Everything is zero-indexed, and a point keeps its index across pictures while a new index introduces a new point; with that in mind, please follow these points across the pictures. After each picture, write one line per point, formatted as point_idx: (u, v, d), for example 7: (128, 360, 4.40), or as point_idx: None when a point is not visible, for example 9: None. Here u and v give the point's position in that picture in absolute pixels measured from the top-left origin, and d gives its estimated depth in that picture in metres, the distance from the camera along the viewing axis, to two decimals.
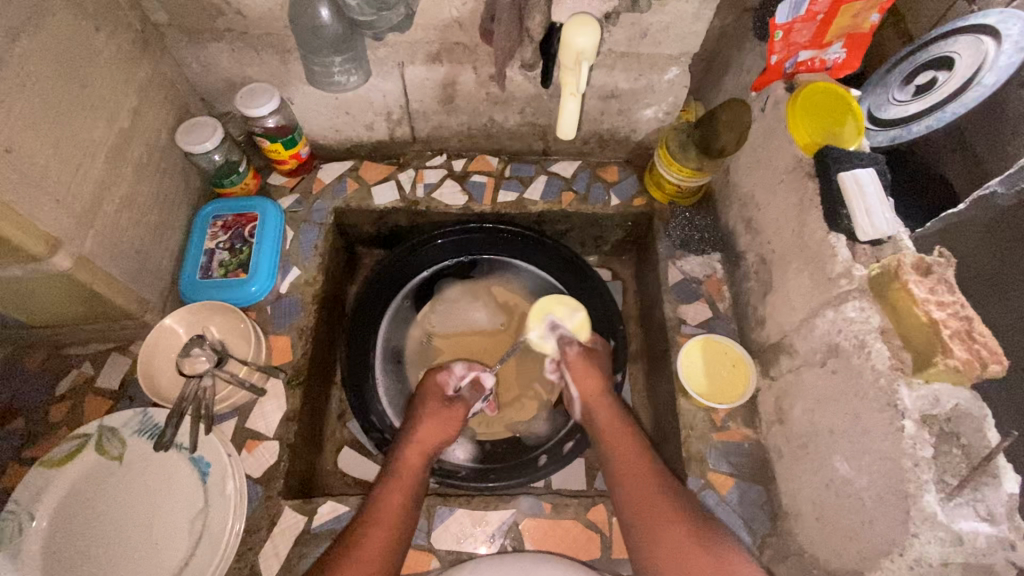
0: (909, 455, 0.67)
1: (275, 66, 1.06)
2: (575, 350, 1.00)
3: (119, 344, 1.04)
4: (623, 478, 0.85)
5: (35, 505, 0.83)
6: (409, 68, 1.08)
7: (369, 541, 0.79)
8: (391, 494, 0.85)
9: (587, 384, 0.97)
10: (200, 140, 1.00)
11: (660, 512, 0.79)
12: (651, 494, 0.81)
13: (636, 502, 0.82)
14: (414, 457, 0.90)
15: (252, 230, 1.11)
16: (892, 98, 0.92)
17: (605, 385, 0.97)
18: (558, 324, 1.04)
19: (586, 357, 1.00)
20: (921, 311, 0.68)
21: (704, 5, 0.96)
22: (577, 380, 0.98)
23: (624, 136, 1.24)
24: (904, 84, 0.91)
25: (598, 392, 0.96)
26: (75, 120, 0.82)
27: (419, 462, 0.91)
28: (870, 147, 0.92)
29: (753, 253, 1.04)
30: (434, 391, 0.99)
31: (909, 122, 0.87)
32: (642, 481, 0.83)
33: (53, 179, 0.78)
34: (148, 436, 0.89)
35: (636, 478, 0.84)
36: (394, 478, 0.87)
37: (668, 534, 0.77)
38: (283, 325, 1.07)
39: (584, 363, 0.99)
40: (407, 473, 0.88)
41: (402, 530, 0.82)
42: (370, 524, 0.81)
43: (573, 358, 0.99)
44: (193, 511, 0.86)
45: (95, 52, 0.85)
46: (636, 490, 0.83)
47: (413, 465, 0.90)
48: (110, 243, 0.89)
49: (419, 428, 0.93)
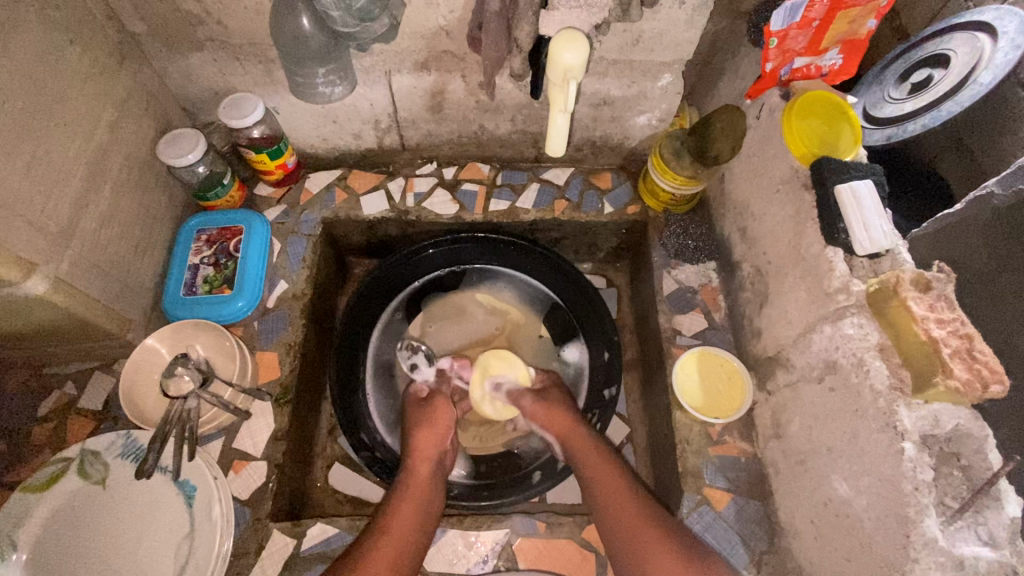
0: (909, 478, 0.66)
1: (259, 75, 1.03)
2: (530, 401, 1.02)
3: (103, 363, 1.01)
4: (603, 500, 0.86)
5: (18, 534, 0.80)
6: (397, 77, 1.05)
7: (382, 548, 0.79)
8: (404, 502, 0.86)
9: (558, 421, 0.99)
10: (182, 152, 0.97)
11: (642, 531, 0.80)
12: (636, 517, 0.82)
13: (620, 522, 0.83)
14: (419, 466, 0.93)
15: (237, 244, 1.08)
16: (888, 96, 0.90)
17: (573, 416, 0.99)
18: (499, 381, 1.07)
19: (544, 400, 1.02)
20: (921, 329, 0.67)
21: (698, 12, 0.93)
22: (546, 424, 1.00)
23: (617, 143, 1.22)
24: (900, 81, 0.89)
25: (568, 424, 0.98)
26: (49, 139, 0.79)
27: (428, 469, 0.93)
28: (866, 145, 0.90)
29: (749, 263, 1.02)
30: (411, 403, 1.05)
31: (904, 119, 0.86)
32: (622, 500, 0.85)
33: (25, 200, 0.75)
34: (132, 460, 0.87)
35: (617, 500, 0.85)
36: (404, 486, 0.89)
37: (658, 558, 0.77)
38: (270, 341, 1.04)
39: (543, 406, 1.01)
40: (417, 480, 0.91)
41: (417, 537, 0.82)
42: (383, 533, 0.81)
43: (529, 407, 1.02)
44: (179, 536, 0.84)
45: (68, 66, 0.82)
46: (618, 510, 0.84)
47: (423, 473, 0.92)
48: (89, 263, 0.87)
49: (414, 437, 0.97)
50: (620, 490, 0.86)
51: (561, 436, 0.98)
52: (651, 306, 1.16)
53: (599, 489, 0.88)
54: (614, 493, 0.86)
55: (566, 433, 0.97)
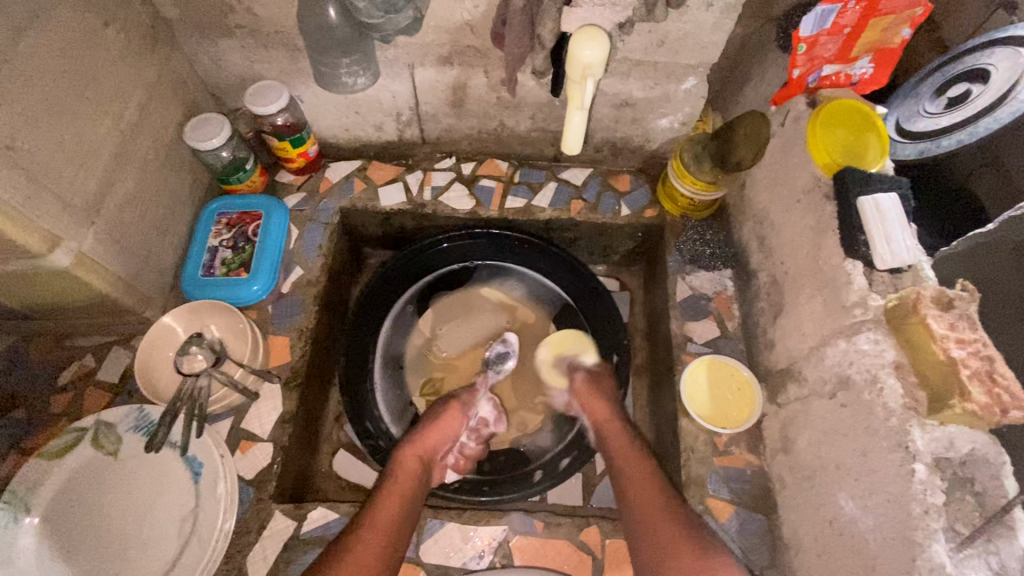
0: (918, 500, 0.64)
1: (285, 63, 1.05)
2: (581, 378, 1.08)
3: (121, 338, 1.04)
4: (633, 499, 0.85)
5: (32, 498, 0.84)
6: (419, 70, 1.06)
7: (370, 539, 0.79)
8: (388, 497, 0.86)
9: (598, 409, 1.02)
10: (208, 136, 1.00)
11: (666, 527, 0.79)
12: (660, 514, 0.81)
13: (647, 517, 0.82)
14: (411, 459, 0.93)
15: (256, 228, 1.10)
16: (923, 110, 0.88)
17: (613, 410, 1.00)
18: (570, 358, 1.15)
19: (592, 384, 1.06)
20: (939, 347, 0.65)
21: (725, 15, 0.92)
22: (589, 407, 1.03)
23: (638, 145, 1.21)
24: (936, 96, 0.86)
25: (608, 414, 1.00)
26: (80, 117, 0.81)
27: (419, 465, 0.93)
28: (897, 160, 0.88)
29: (765, 273, 1.00)
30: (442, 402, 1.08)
31: (937, 136, 0.83)
32: (652, 497, 0.83)
33: (54, 175, 0.77)
34: (143, 433, 0.90)
35: (646, 499, 0.84)
36: (392, 481, 0.89)
37: (678, 562, 0.75)
38: (282, 326, 1.06)
39: (588, 388, 1.05)
40: (405, 475, 0.90)
41: (396, 530, 0.82)
42: (367, 525, 0.81)
43: (579, 388, 1.06)
44: (183, 512, 0.86)
45: (103, 48, 0.85)
46: (649, 505, 0.82)
47: (411, 467, 0.92)
48: (112, 240, 0.89)
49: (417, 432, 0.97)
50: (650, 488, 0.85)
51: (599, 423, 1.00)
52: (664, 311, 1.14)
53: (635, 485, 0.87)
54: (645, 491, 0.85)
55: (605, 426, 0.99)
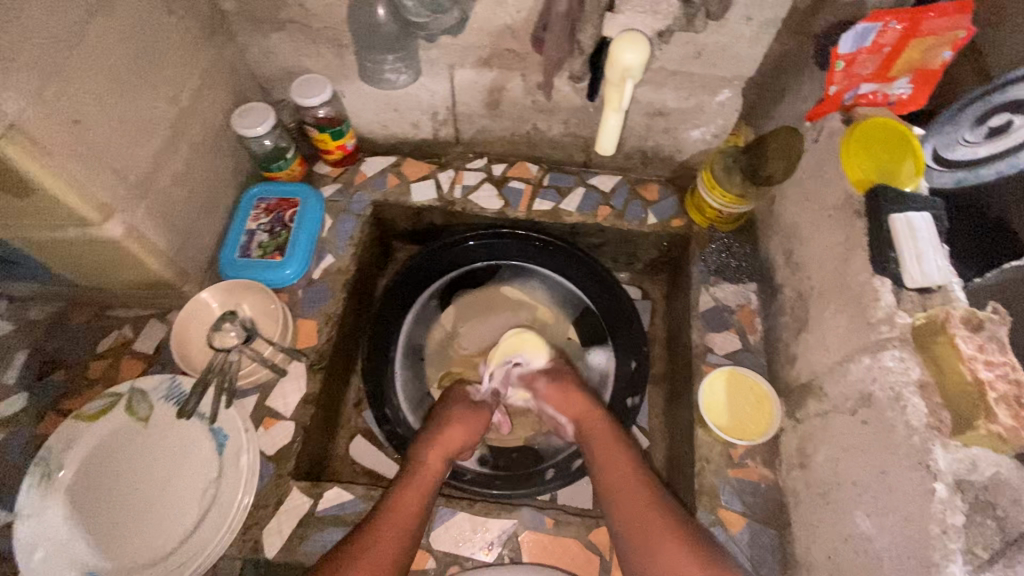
0: (937, 520, 0.63)
1: (331, 58, 1.10)
2: (544, 382, 1.06)
3: (159, 312, 1.09)
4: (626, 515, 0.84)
5: (64, 455, 0.88)
6: (459, 71, 1.09)
7: (385, 537, 0.80)
8: (407, 495, 0.86)
9: (575, 404, 1.02)
10: (254, 124, 1.04)
11: (663, 538, 0.78)
12: (657, 526, 0.80)
13: (640, 529, 0.81)
14: (435, 461, 0.94)
15: (293, 215, 1.14)
16: (963, 138, 0.76)
17: (593, 404, 1.01)
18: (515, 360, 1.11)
19: (560, 385, 1.05)
20: (966, 368, 0.64)
21: (764, 29, 0.93)
22: (563, 406, 1.03)
23: (668, 155, 1.22)
24: (977, 122, 0.73)
25: (586, 408, 1.01)
26: (140, 97, 0.86)
27: (441, 464, 0.94)
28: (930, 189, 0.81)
29: (791, 287, 1.00)
30: (462, 396, 1.07)
31: (974, 166, 0.73)
32: (646, 509, 0.82)
33: (114, 151, 0.82)
34: (174, 402, 0.94)
35: (642, 516, 0.82)
36: (412, 479, 0.90)
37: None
38: (311, 310, 1.09)
39: (557, 390, 1.04)
40: (426, 473, 0.91)
41: (414, 528, 0.83)
42: (386, 521, 0.82)
43: (544, 390, 1.05)
44: (207, 480, 0.90)
45: (165, 34, 0.90)
46: (645, 518, 0.81)
47: (433, 466, 0.93)
48: (160, 216, 0.94)
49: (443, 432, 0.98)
50: (650, 505, 0.83)
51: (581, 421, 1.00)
52: (685, 321, 1.15)
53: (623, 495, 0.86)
54: (634, 501, 0.84)
55: (586, 418, 1.00)
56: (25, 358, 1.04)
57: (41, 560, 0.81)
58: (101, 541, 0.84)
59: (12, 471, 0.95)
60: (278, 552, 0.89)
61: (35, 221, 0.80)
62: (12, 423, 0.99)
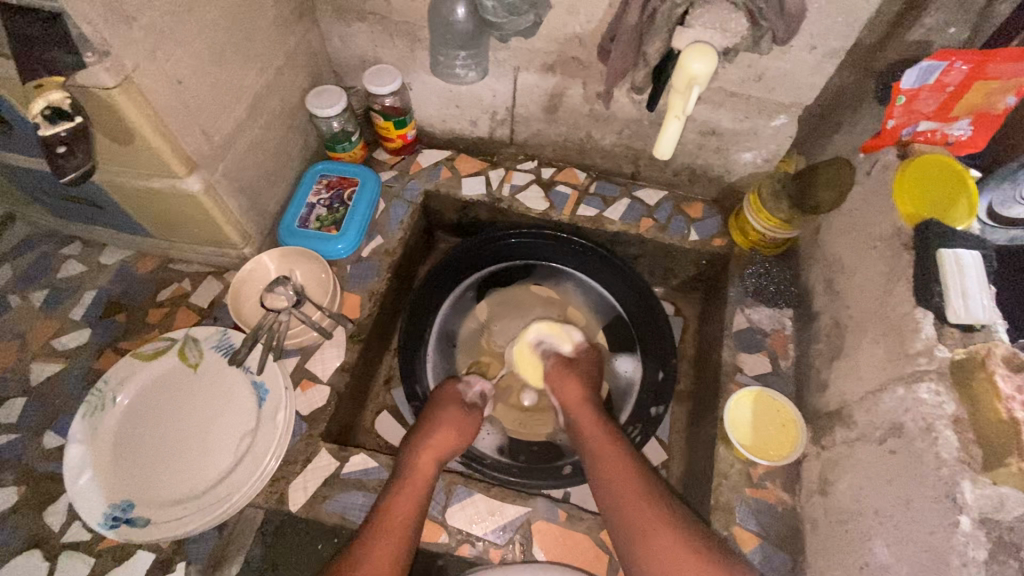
0: (958, 552, 0.63)
1: (404, 51, 1.16)
2: (554, 363, 1.14)
3: (216, 270, 1.16)
4: (633, 521, 0.84)
5: (120, 388, 0.95)
6: (523, 74, 1.14)
7: (379, 544, 0.81)
8: (399, 500, 0.87)
9: (570, 396, 1.06)
10: (327, 105, 1.11)
11: (669, 543, 0.79)
12: (659, 531, 0.81)
13: (647, 539, 0.81)
14: (428, 463, 0.93)
15: (350, 194, 1.21)
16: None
17: (586, 394, 1.06)
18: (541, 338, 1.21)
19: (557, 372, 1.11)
20: (1002, 407, 0.64)
21: (827, 59, 0.95)
22: (560, 391, 1.09)
23: (716, 175, 1.24)
24: None
25: (581, 400, 1.05)
26: (232, 67, 0.93)
27: (433, 465, 0.94)
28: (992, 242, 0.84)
29: (829, 315, 1.01)
30: (452, 398, 1.08)
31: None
32: (648, 518, 0.83)
33: (205, 113, 0.89)
34: (223, 353, 1.00)
35: (648, 521, 0.82)
36: (405, 482, 0.90)
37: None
38: (357, 285, 1.14)
39: (563, 376, 1.10)
40: (419, 477, 0.91)
41: (409, 532, 0.84)
42: (381, 528, 0.83)
43: (553, 371, 1.13)
44: (244, 430, 0.95)
45: (261, 14, 0.98)
46: (641, 529, 0.82)
47: (425, 468, 0.93)
48: (233, 178, 1.01)
49: (434, 435, 0.98)
50: (660, 523, 0.82)
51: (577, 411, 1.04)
52: (717, 339, 1.16)
53: (628, 502, 0.86)
54: (635, 503, 0.85)
55: (581, 411, 1.04)
56: (93, 297, 1.13)
57: (84, 486, 0.87)
58: (144, 474, 0.90)
59: (70, 398, 1.02)
60: (300, 507, 0.94)
61: (126, 167, 0.88)
62: (74, 355, 1.07)
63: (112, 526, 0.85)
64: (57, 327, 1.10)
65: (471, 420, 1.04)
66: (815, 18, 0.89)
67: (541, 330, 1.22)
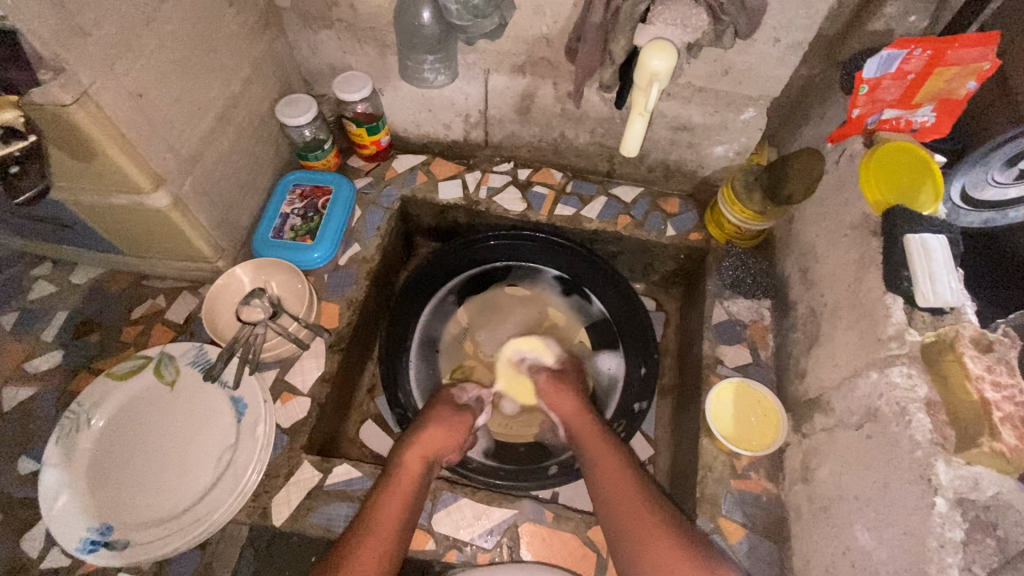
0: (935, 534, 0.64)
1: (373, 57, 1.16)
2: (545, 377, 1.13)
3: (191, 285, 1.14)
4: (626, 523, 0.84)
5: (95, 409, 0.93)
6: (493, 76, 1.14)
7: (367, 547, 0.80)
8: (389, 501, 0.86)
9: (565, 406, 1.07)
10: (296, 114, 1.09)
11: (662, 547, 0.80)
12: (650, 534, 0.81)
13: (639, 539, 0.82)
14: (416, 463, 0.93)
15: (325, 203, 1.20)
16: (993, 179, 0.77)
17: (582, 404, 1.06)
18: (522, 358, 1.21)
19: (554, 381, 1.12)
20: (973, 388, 0.66)
21: (791, 51, 0.96)
22: (554, 403, 1.09)
23: (691, 170, 1.25)
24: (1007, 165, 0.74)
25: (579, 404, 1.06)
26: (197, 79, 0.92)
27: (420, 464, 0.93)
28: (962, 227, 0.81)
29: (805, 304, 1.01)
30: (444, 399, 1.07)
31: (1004, 206, 0.76)
32: (642, 519, 0.83)
33: (169, 127, 0.88)
34: (200, 368, 0.98)
35: (639, 523, 0.83)
36: (393, 484, 0.89)
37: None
38: (335, 294, 1.13)
39: (554, 389, 1.10)
40: (407, 477, 0.90)
41: (398, 534, 0.83)
42: (370, 531, 0.82)
43: (544, 385, 1.12)
44: (224, 446, 0.93)
45: (224, 24, 0.97)
46: (635, 527, 0.83)
47: (413, 469, 0.92)
48: (202, 192, 0.99)
49: (421, 435, 0.97)
50: (654, 528, 0.82)
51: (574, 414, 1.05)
52: (698, 332, 1.16)
53: (621, 500, 0.87)
54: (627, 505, 0.86)
55: (576, 416, 1.05)
56: (64, 318, 1.11)
57: (59, 511, 0.85)
58: (122, 496, 0.88)
59: (43, 422, 1.00)
60: (284, 521, 0.92)
61: (90, 184, 0.86)
62: (45, 378, 1.04)
63: (90, 550, 0.83)
64: (28, 349, 1.07)
65: (464, 423, 1.03)
66: (776, 10, 0.90)
67: (519, 347, 1.24)
